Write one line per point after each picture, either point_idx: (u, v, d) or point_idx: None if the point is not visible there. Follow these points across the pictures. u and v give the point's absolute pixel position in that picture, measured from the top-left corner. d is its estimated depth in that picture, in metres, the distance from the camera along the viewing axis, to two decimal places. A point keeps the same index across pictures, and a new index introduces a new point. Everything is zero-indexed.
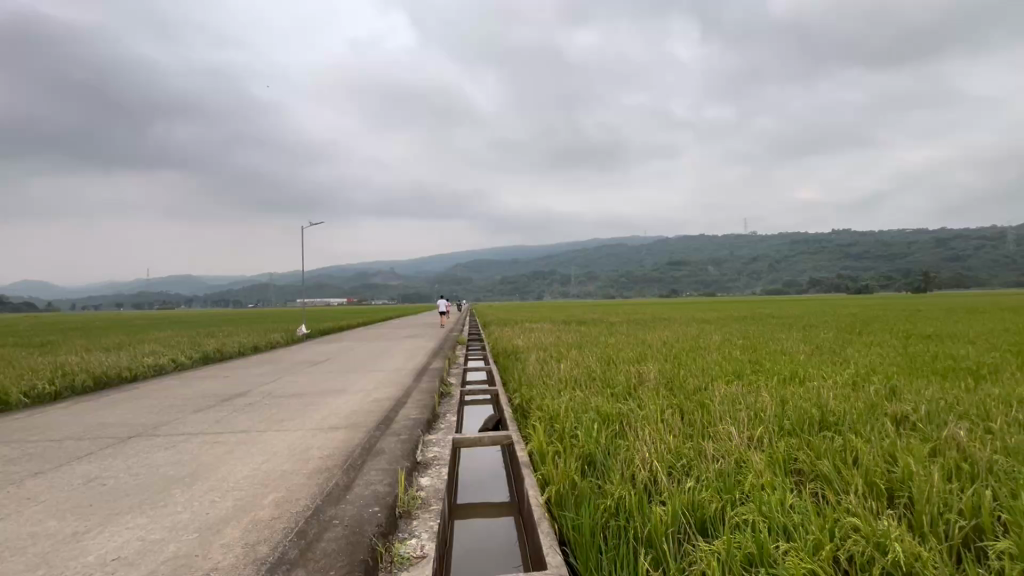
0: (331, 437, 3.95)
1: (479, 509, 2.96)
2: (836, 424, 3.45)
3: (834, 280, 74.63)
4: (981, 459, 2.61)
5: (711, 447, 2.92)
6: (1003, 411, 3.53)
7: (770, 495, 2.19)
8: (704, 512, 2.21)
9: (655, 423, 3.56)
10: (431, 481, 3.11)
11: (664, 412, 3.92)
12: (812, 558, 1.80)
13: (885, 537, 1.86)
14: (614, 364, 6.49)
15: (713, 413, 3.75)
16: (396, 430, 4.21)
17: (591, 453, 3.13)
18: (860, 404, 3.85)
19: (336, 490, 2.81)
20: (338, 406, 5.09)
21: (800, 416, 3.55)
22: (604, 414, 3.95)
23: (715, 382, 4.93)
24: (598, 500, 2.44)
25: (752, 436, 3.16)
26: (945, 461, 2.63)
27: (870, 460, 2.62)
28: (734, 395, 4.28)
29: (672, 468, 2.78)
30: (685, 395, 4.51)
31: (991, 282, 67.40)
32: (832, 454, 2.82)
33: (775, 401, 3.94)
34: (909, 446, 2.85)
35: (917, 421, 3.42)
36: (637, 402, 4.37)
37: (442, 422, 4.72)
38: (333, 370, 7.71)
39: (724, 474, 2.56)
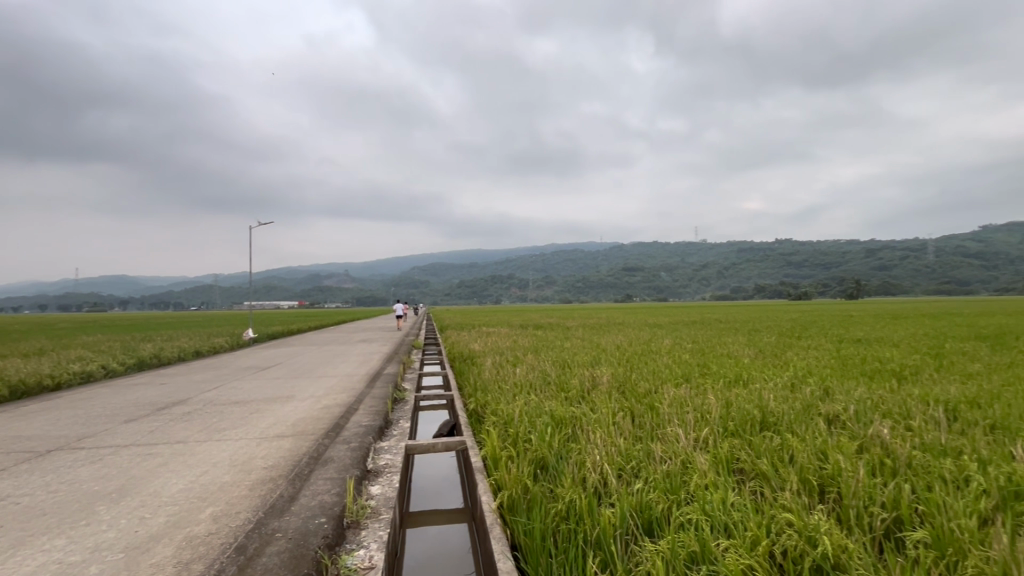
0: (276, 446, 3.79)
1: (431, 517, 2.92)
2: (775, 424, 3.63)
3: (776, 288, 78.53)
4: (901, 455, 2.82)
5: (659, 449, 3.01)
6: (922, 410, 3.82)
7: (712, 495, 2.28)
8: (651, 512, 2.27)
9: (607, 426, 3.63)
10: (381, 489, 3.03)
11: (615, 414, 4.01)
12: (749, 554, 1.88)
13: (815, 530, 1.97)
14: (569, 368, 6.58)
15: (662, 415, 3.87)
16: (346, 438, 4.08)
17: (545, 457, 3.16)
18: (797, 405, 4.07)
19: (280, 502, 2.69)
20: (285, 414, 4.88)
21: (742, 417, 3.72)
22: (557, 417, 4.00)
23: (665, 385, 5.09)
24: (550, 504, 2.46)
25: (698, 437, 3.29)
26: (869, 456, 2.83)
27: (804, 458, 2.78)
28: (682, 397, 4.44)
29: (622, 470, 2.84)
30: (636, 398, 4.63)
31: (914, 290, 72.85)
32: (770, 452, 2.96)
33: (720, 403, 4.11)
34: (839, 443, 3.05)
35: (846, 420, 3.64)
36: (590, 405, 4.45)
37: (394, 428, 4.62)
38: (281, 376, 7.42)
39: (670, 474, 2.64)
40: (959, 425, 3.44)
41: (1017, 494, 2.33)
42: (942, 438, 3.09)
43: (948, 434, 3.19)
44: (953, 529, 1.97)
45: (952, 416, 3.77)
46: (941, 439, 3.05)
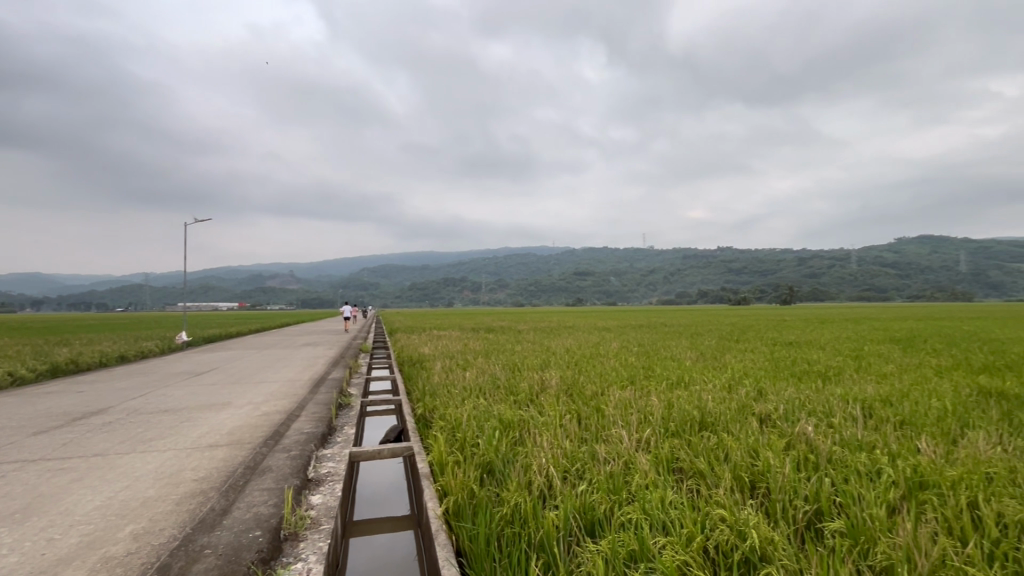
0: (208, 457, 3.58)
1: (376, 526, 2.84)
2: (712, 424, 3.80)
3: (717, 294, 82.43)
4: (823, 451, 3.03)
5: (603, 450, 3.08)
6: (843, 407, 4.12)
7: (652, 494, 2.36)
8: (594, 513, 2.32)
9: (554, 428, 3.68)
10: (323, 499, 2.92)
11: (562, 417, 4.07)
12: (685, 549, 1.96)
13: (745, 525, 2.09)
14: (518, 371, 6.62)
15: (607, 417, 3.97)
16: (286, 446, 3.91)
17: (492, 461, 3.16)
18: (734, 405, 4.29)
19: (210, 516, 2.54)
20: (219, 422, 4.62)
21: (683, 418, 3.87)
22: (506, 420, 4.02)
23: (611, 387, 5.22)
24: (495, 508, 2.46)
25: (640, 437, 3.39)
26: (796, 452, 3.02)
27: (738, 455, 2.93)
28: (627, 399, 4.57)
29: (567, 472, 2.89)
30: (583, 401, 4.72)
31: (839, 297, 78.55)
32: (707, 452, 3.10)
33: (662, 404, 4.26)
34: (769, 441, 3.23)
35: (776, 419, 3.87)
36: (538, 408, 4.49)
37: (338, 435, 4.47)
38: (216, 382, 7.01)
39: (613, 475, 2.71)
40: (874, 421, 3.74)
41: (920, 484, 2.55)
42: (858, 434, 3.34)
43: (863, 430, 3.46)
44: (865, 518, 2.14)
45: (869, 413, 4.09)
46: (858, 435, 3.31)
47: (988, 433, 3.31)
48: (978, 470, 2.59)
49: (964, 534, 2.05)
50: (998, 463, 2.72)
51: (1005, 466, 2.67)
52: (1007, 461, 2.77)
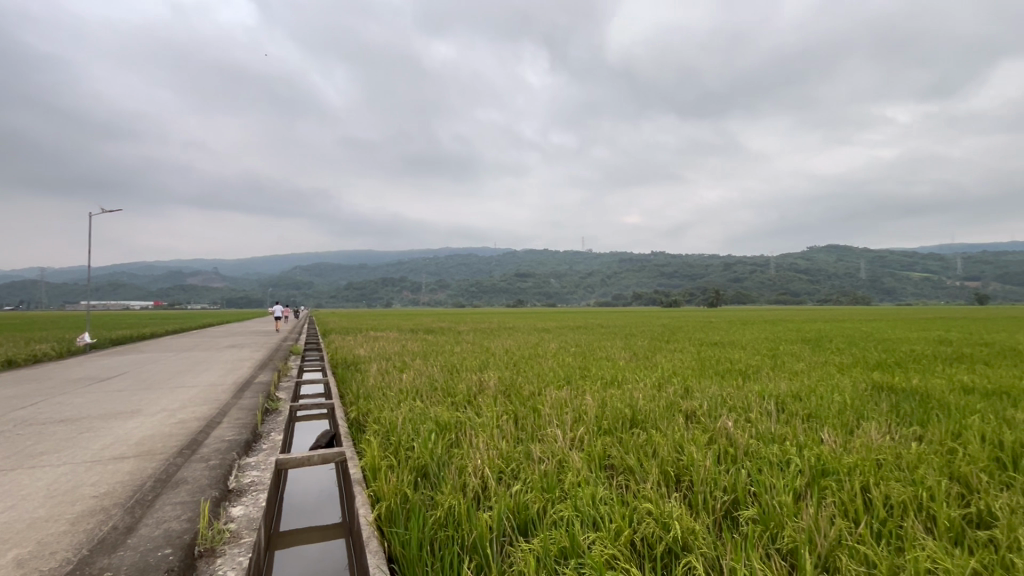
0: (113, 470, 3.27)
1: (304, 536, 2.71)
2: (642, 421, 3.97)
3: (651, 297, 86.20)
4: (740, 444, 3.24)
5: (538, 450, 3.13)
6: (759, 403, 4.44)
7: (584, 492, 2.43)
8: (527, 513, 2.35)
9: (490, 429, 3.69)
10: (244, 510, 2.74)
11: (499, 417, 4.09)
12: (614, 544, 2.03)
13: (669, 517, 2.19)
14: (456, 373, 6.56)
15: (543, 417, 4.04)
16: (204, 455, 3.65)
17: (427, 464, 3.12)
18: (662, 402, 4.49)
19: (112, 535, 2.32)
20: (127, 432, 4.23)
21: (614, 416, 4.01)
22: (443, 423, 3.97)
23: (548, 387, 5.30)
24: (427, 512, 2.43)
25: (574, 436, 3.48)
26: (717, 446, 3.21)
27: (666, 451, 3.07)
28: (562, 398, 4.68)
29: (502, 472, 2.90)
30: (521, 401, 4.77)
31: (758, 300, 84.66)
32: (637, 448, 3.22)
33: (596, 403, 4.39)
34: (693, 436, 3.41)
35: (700, 415, 4.11)
36: (475, 410, 4.49)
37: (264, 441, 4.22)
38: (124, 388, 6.42)
39: (548, 474, 2.76)
40: (785, 415, 4.06)
41: (823, 471, 2.80)
42: (771, 427, 3.62)
43: (776, 424, 3.75)
44: (776, 505, 2.31)
45: (781, 407, 4.44)
46: (772, 429, 3.57)
47: (879, 423, 3.69)
48: (870, 457, 2.89)
49: (857, 516, 2.27)
50: (886, 450, 3.04)
51: (892, 452, 2.99)
52: (894, 447, 3.10)
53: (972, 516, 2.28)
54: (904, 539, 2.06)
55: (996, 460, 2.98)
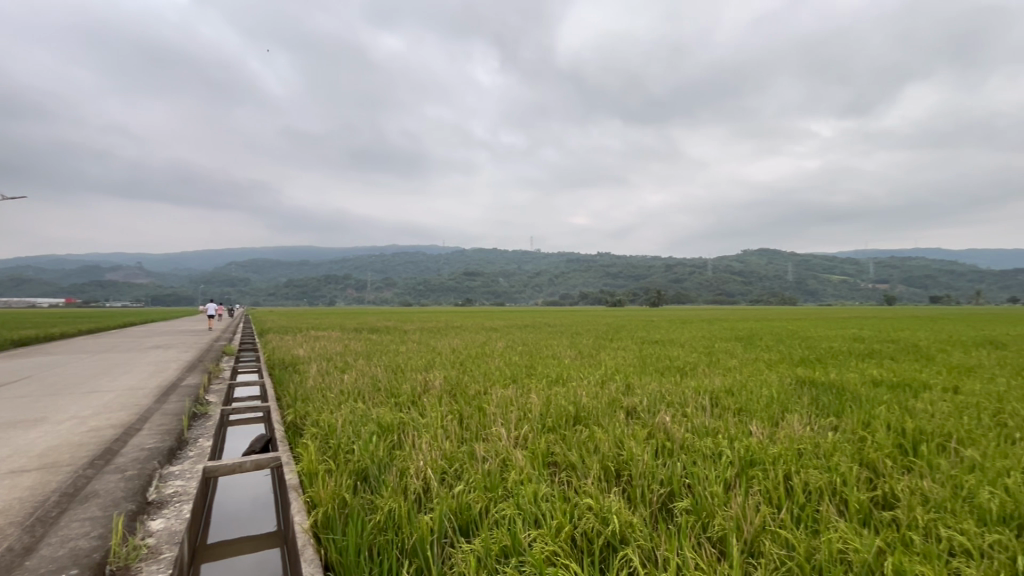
0: (11, 485, 2.94)
1: (233, 547, 2.56)
2: (585, 418, 4.05)
3: (596, 296, 88.35)
4: (677, 438, 3.37)
5: (482, 449, 3.12)
6: (695, 398, 4.66)
7: (526, 490, 2.44)
8: (469, 513, 2.33)
9: (433, 429, 3.64)
10: (166, 523, 2.54)
11: (443, 417, 4.04)
12: (555, 540, 2.05)
13: (608, 511, 2.24)
14: (401, 373, 6.42)
15: (488, 416, 4.03)
16: (120, 465, 3.36)
17: (367, 467, 3.03)
18: (604, 400, 4.60)
19: (6, 558, 2.08)
20: (29, 442, 3.83)
21: (559, 414, 4.07)
22: (385, 424, 3.87)
23: (493, 386, 5.29)
24: (366, 516, 2.37)
25: (518, 434, 3.49)
26: (655, 441, 3.33)
27: (607, 447, 3.14)
28: (507, 397, 4.69)
29: (445, 473, 2.86)
30: (466, 401, 4.73)
31: (696, 300, 88.71)
32: (579, 445, 3.28)
33: (540, 401, 4.43)
34: (633, 432, 3.52)
35: (640, 411, 4.25)
36: (419, 410, 4.41)
37: (190, 448, 3.95)
38: (26, 394, 5.80)
39: (491, 473, 2.76)
40: (718, 410, 4.28)
41: (751, 461, 2.97)
42: (705, 421, 3.79)
43: (710, 418, 3.94)
44: (707, 496, 2.42)
45: (714, 402, 4.67)
46: (705, 423, 3.74)
47: (801, 415, 3.96)
48: (793, 447, 3.09)
49: (780, 502, 2.42)
50: (807, 440, 3.26)
51: (811, 442, 3.22)
52: (813, 437, 3.34)
53: (878, 498, 2.50)
54: (820, 522, 2.22)
55: (898, 445, 3.28)
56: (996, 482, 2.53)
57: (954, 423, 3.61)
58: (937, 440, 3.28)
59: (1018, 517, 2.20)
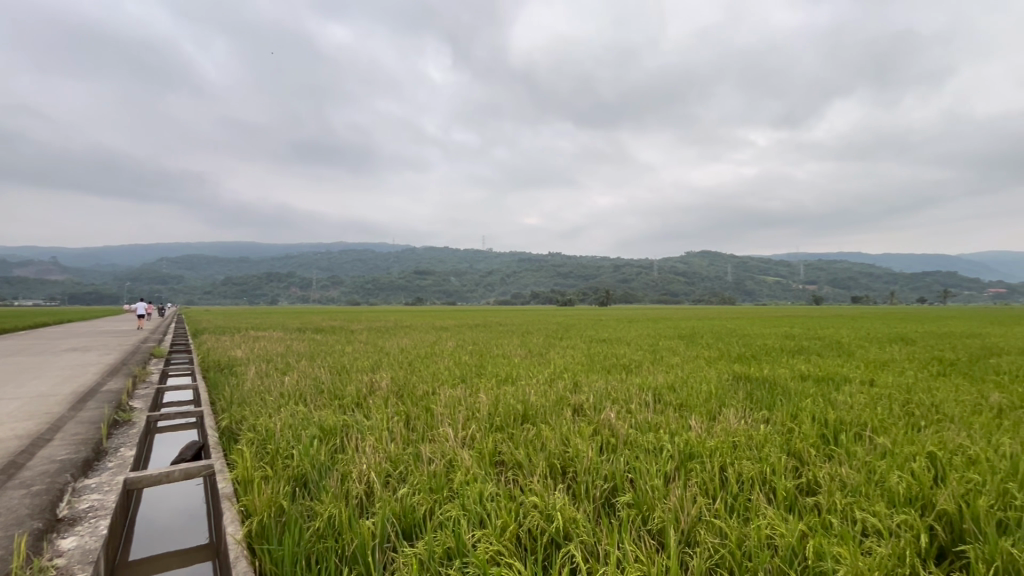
0: None
1: (158, 563, 2.39)
2: (532, 416, 4.08)
3: (547, 296, 89.45)
4: (620, 434, 3.46)
5: (428, 450, 3.07)
6: (640, 395, 4.80)
7: (472, 490, 2.43)
8: (412, 516, 2.29)
9: (378, 432, 3.55)
10: (78, 541, 2.33)
11: (389, 419, 3.95)
12: (499, 539, 2.06)
13: (553, 508, 2.27)
14: (346, 374, 6.23)
15: (435, 417, 3.98)
16: (25, 480, 3.05)
17: (307, 473, 2.92)
18: (553, 398, 4.66)
19: None
20: None
21: (507, 413, 4.08)
22: (328, 427, 3.74)
23: (442, 386, 5.24)
24: (305, 523, 2.27)
25: (465, 434, 3.47)
26: (600, 437, 3.40)
27: (553, 444, 3.18)
28: (456, 397, 4.66)
29: (389, 476, 2.81)
30: (413, 402, 4.66)
31: (643, 300, 91.65)
32: (526, 444, 3.30)
33: (489, 401, 4.42)
34: (579, 429, 3.58)
35: (586, 408, 4.33)
36: (364, 412, 4.29)
37: (109, 459, 3.64)
38: None
39: (436, 474, 2.73)
40: (660, 405, 4.44)
41: (689, 454, 3.09)
42: (649, 417, 3.91)
43: (653, 414, 4.08)
44: (648, 489, 2.50)
45: (657, 397, 4.85)
46: (648, 419, 3.87)
47: (736, 409, 4.17)
48: (728, 440, 3.24)
49: (715, 493, 2.54)
50: (740, 432, 3.44)
51: (745, 434, 3.40)
52: (747, 430, 3.52)
53: (803, 485, 2.67)
54: (750, 511, 2.35)
55: (822, 435, 3.53)
56: (904, 467, 2.77)
57: (870, 414, 3.92)
58: (854, 429, 3.56)
59: (921, 497, 2.42)
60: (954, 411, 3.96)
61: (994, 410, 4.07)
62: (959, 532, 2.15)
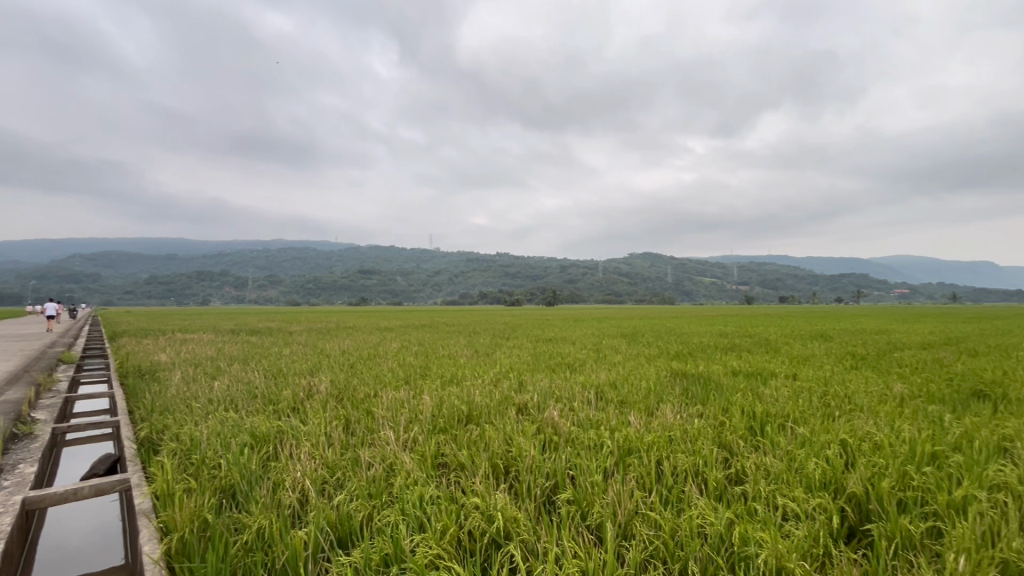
0: None
1: None
2: (476, 417, 4.07)
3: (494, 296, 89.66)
4: (563, 432, 3.51)
5: (367, 455, 2.98)
6: (583, 393, 4.91)
7: (413, 494, 2.39)
8: (348, 524, 2.21)
9: (315, 437, 3.41)
10: None
11: (327, 424, 3.81)
12: (439, 542, 2.03)
13: (494, 508, 2.26)
14: (282, 378, 5.93)
15: (376, 420, 3.87)
16: None
17: (235, 483, 2.75)
18: (497, 397, 4.66)
19: None
20: None
21: (451, 414, 4.04)
22: (260, 435, 3.55)
23: (385, 389, 5.11)
24: (231, 537, 2.14)
25: (407, 437, 3.40)
26: (543, 436, 3.44)
27: (496, 444, 3.18)
28: (398, 399, 4.56)
29: (325, 483, 2.70)
30: (353, 405, 4.51)
31: (588, 300, 93.81)
32: (469, 444, 3.28)
33: (432, 402, 4.36)
34: (522, 428, 3.60)
35: (530, 407, 4.37)
36: (301, 418, 4.10)
37: (6, 477, 3.26)
38: None
39: (375, 479, 2.66)
40: (602, 402, 4.55)
41: (629, 449, 3.19)
42: (590, 414, 4.00)
43: (595, 411, 4.18)
44: (588, 486, 2.54)
45: (599, 395, 4.98)
46: (589, 416, 3.96)
47: (673, 405, 4.35)
48: (664, 435, 3.37)
49: (651, 487, 2.63)
50: (677, 427, 3.58)
51: (680, 429, 3.54)
52: (682, 424, 3.68)
53: (732, 475, 2.82)
54: (684, 502, 2.45)
55: (750, 427, 3.74)
56: (820, 454, 2.99)
57: (792, 405, 4.21)
58: (778, 421, 3.80)
59: (834, 482, 2.62)
60: (864, 402, 4.33)
61: (897, 400, 4.48)
62: (865, 512, 2.34)
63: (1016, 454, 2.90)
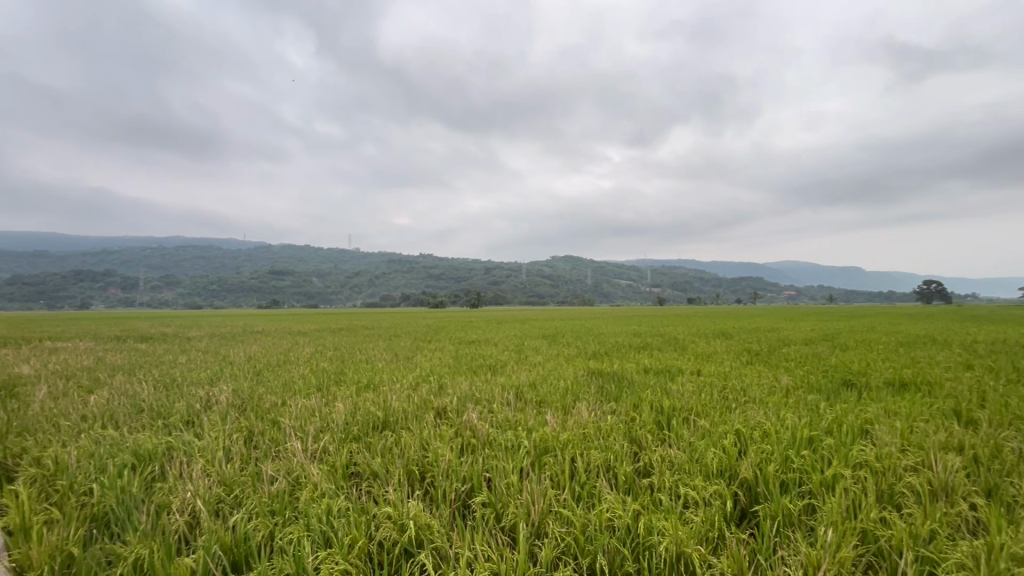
0: None
1: None
2: (392, 422, 3.95)
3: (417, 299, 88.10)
4: (481, 434, 3.51)
5: (270, 468, 2.78)
6: (503, 394, 4.94)
7: (320, 508, 2.26)
8: (244, 545, 2.04)
9: (211, 453, 3.12)
10: None
11: (227, 437, 3.51)
12: (346, 557, 1.93)
13: (408, 516, 2.20)
14: (175, 388, 5.39)
15: (284, 430, 3.63)
16: None
17: (111, 510, 2.45)
18: (416, 402, 4.54)
19: None
20: None
21: (365, 421, 3.89)
22: (144, 454, 3.18)
23: (294, 397, 4.80)
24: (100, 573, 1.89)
25: (316, 447, 3.22)
26: (460, 439, 3.42)
27: (412, 450, 3.10)
28: (308, 407, 4.31)
29: (221, 502, 2.48)
30: (258, 415, 4.19)
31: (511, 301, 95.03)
32: (383, 451, 3.17)
33: (346, 409, 4.16)
34: (440, 432, 3.55)
35: (449, 411, 4.31)
36: (195, 432, 3.74)
37: None
38: None
39: (278, 494, 2.47)
40: (521, 403, 4.60)
41: (546, 448, 3.25)
42: (509, 415, 4.04)
43: (513, 411, 4.22)
44: (505, 487, 2.55)
45: (518, 395, 5.04)
46: (508, 417, 3.99)
47: (587, 402, 4.50)
48: (579, 432, 3.48)
49: (564, 484, 2.69)
50: (590, 424, 3.72)
51: (593, 426, 3.68)
52: (595, 421, 3.82)
53: (640, 468, 2.97)
54: (594, 497, 2.53)
55: (657, 421, 3.97)
56: (718, 444, 3.23)
57: (695, 399, 4.53)
58: (683, 414, 4.06)
59: (729, 468, 2.85)
60: (757, 394, 4.74)
61: (783, 391, 4.96)
62: (754, 495, 2.57)
63: (875, 435, 3.32)
